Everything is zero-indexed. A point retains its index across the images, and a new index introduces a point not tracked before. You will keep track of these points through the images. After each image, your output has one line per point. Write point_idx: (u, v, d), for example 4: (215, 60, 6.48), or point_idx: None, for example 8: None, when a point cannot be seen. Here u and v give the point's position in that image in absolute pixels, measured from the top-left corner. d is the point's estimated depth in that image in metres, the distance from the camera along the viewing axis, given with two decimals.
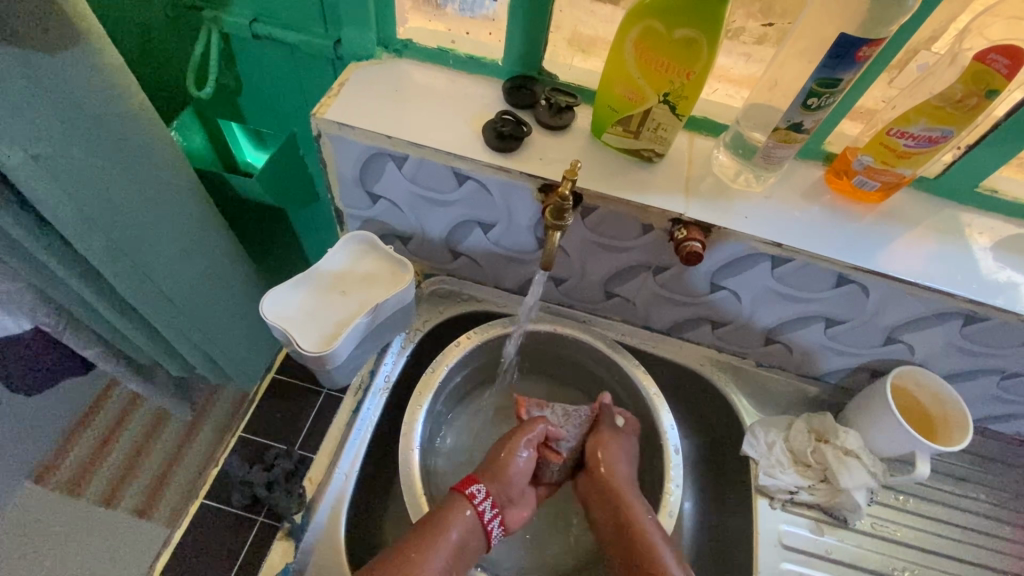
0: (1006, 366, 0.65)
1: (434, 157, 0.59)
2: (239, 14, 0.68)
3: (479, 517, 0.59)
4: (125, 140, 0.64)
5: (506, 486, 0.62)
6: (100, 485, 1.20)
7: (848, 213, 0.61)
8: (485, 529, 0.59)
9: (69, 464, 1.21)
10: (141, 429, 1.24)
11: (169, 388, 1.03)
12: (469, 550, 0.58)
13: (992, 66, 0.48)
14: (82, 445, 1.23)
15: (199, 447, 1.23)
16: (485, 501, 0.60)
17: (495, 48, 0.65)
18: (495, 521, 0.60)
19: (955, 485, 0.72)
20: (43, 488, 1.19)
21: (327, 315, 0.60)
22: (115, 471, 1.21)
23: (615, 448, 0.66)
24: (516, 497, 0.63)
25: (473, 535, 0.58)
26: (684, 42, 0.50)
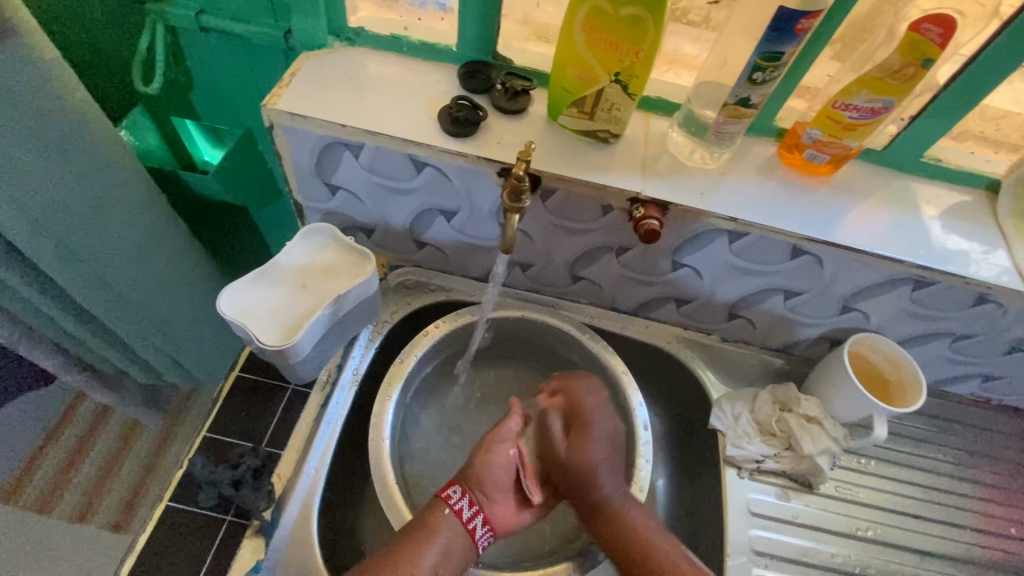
0: (956, 328, 0.67)
1: (391, 144, 0.59)
2: (184, 6, 0.66)
3: (458, 516, 0.59)
4: (69, 139, 0.61)
5: (486, 488, 0.61)
6: (72, 500, 1.18)
7: (800, 186, 0.63)
8: (468, 530, 0.59)
9: (36, 482, 1.18)
10: (112, 441, 1.21)
11: (137, 397, 1.01)
12: (457, 550, 0.57)
13: (926, 35, 0.50)
14: (48, 461, 1.18)
15: (175, 455, 1.21)
16: (462, 500, 0.60)
17: (449, 35, 0.64)
18: (478, 520, 0.60)
19: (913, 445, 0.74)
20: (10, 508, 1.15)
21: (287, 310, 0.59)
22: (87, 485, 1.19)
23: (582, 454, 0.62)
24: (497, 492, 0.62)
25: (457, 535, 0.58)
26: (631, 20, 0.50)
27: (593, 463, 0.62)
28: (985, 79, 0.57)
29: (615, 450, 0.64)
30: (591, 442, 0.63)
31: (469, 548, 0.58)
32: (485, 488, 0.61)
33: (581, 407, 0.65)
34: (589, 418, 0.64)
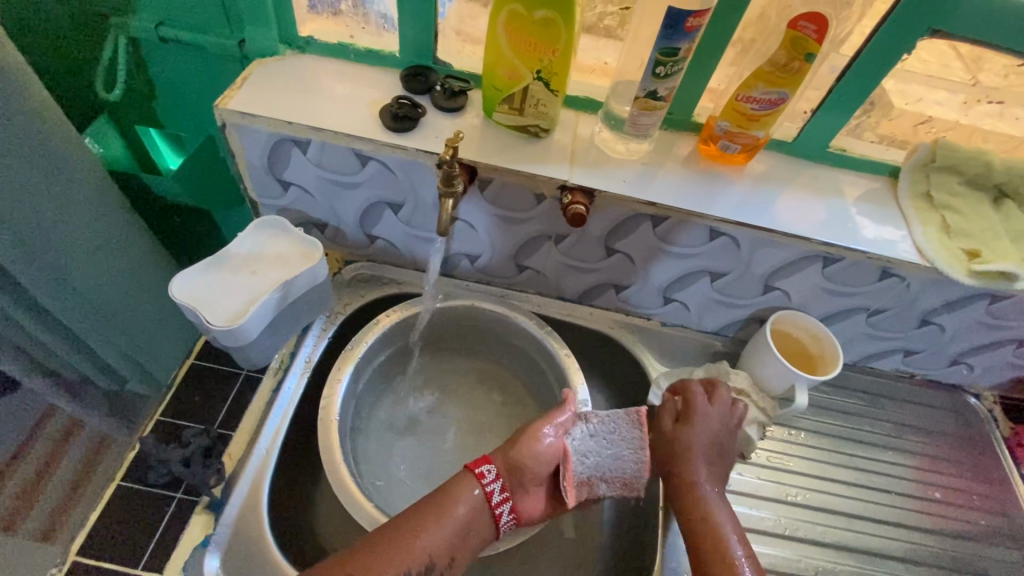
0: (870, 303, 0.73)
1: (336, 140, 0.64)
2: (145, 19, 0.71)
3: (486, 497, 0.61)
4: (33, 138, 0.65)
5: (523, 475, 0.62)
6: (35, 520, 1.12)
7: (716, 175, 0.68)
8: (494, 513, 0.61)
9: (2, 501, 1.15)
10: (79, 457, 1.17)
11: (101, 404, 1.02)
12: (475, 531, 0.60)
13: (803, 32, 0.56)
14: (18, 477, 1.18)
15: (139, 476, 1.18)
16: (494, 483, 0.62)
17: (391, 43, 0.70)
18: (506, 505, 0.62)
19: (842, 418, 0.79)
20: None
21: (235, 294, 0.62)
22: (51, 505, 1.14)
23: (680, 434, 0.66)
24: (531, 482, 0.63)
25: (482, 515, 0.60)
26: (544, 22, 0.56)
27: (693, 444, 0.65)
28: (869, 73, 0.63)
29: (713, 446, 0.65)
30: (688, 428, 0.66)
31: (491, 527, 0.61)
32: (522, 475, 0.62)
33: (698, 402, 0.67)
34: (693, 409, 0.67)
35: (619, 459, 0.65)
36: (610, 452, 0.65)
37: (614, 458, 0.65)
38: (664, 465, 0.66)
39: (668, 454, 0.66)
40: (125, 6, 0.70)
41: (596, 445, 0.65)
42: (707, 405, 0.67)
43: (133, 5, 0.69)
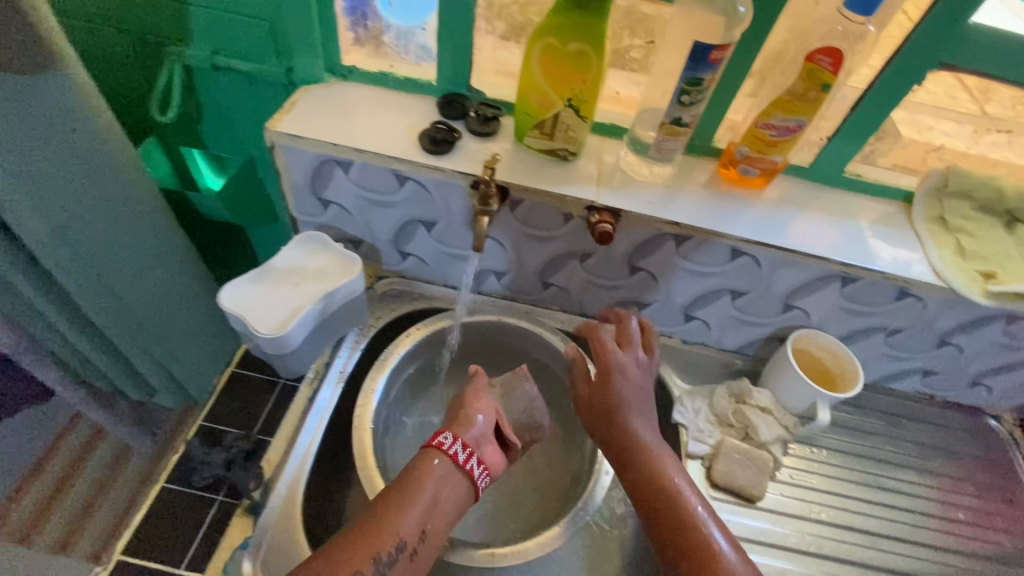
0: (888, 322, 0.74)
1: (377, 161, 0.68)
2: (200, 49, 0.76)
3: (453, 459, 0.59)
4: (95, 154, 0.69)
5: (475, 433, 0.62)
6: (53, 531, 1.20)
7: (736, 197, 0.72)
8: (465, 471, 0.60)
9: (16, 517, 1.19)
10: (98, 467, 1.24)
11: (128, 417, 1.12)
12: (446, 500, 0.58)
13: (819, 64, 0.59)
14: (33, 494, 1.21)
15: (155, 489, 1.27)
16: (454, 445, 0.60)
17: (428, 72, 0.74)
18: (474, 461, 0.60)
19: (864, 437, 0.80)
20: None
21: (279, 305, 0.65)
22: (67, 518, 1.21)
23: (609, 384, 0.66)
24: (485, 438, 0.63)
25: (452, 478, 0.59)
26: (577, 54, 0.59)
27: (623, 396, 0.66)
28: (884, 102, 0.66)
29: (647, 403, 0.67)
30: (617, 379, 0.66)
31: (462, 490, 0.59)
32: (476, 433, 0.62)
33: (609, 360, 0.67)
34: (614, 364, 0.67)
35: (532, 414, 0.68)
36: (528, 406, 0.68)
37: (527, 413, 0.68)
38: (620, 459, 0.64)
39: (631, 447, 0.64)
40: (183, 37, 0.75)
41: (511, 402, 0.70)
42: (627, 357, 0.68)
43: (189, 35, 0.74)
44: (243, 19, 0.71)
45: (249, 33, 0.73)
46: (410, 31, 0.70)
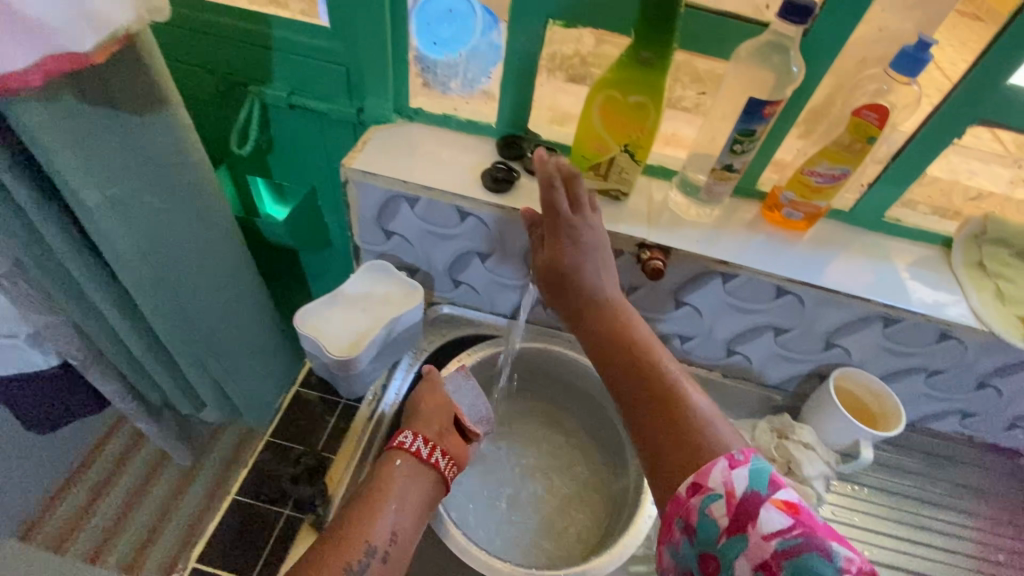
0: (928, 363, 0.76)
1: (442, 197, 0.73)
2: (278, 89, 0.82)
3: (417, 456, 0.64)
4: (188, 185, 0.73)
5: (437, 428, 0.67)
6: (88, 539, 1.28)
7: (779, 239, 0.75)
8: (431, 463, 0.64)
9: (54, 522, 1.31)
10: (136, 477, 1.37)
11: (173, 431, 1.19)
12: (415, 496, 0.62)
13: (865, 119, 0.63)
14: (69, 502, 1.33)
15: (189, 499, 1.34)
16: (416, 442, 0.65)
17: (489, 115, 0.80)
18: (437, 453, 0.65)
19: (903, 475, 0.82)
20: (29, 544, 1.26)
21: (349, 329, 0.71)
22: (103, 526, 1.30)
23: (570, 256, 0.64)
24: (445, 431, 0.68)
25: (420, 474, 0.63)
26: (637, 105, 0.64)
27: (587, 252, 0.64)
28: (926, 152, 0.70)
29: (607, 258, 0.65)
30: (587, 230, 0.64)
31: (433, 482, 0.64)
32: (437, 429, 0.67)
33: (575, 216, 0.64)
34: (576, 238, 0.64)
35: (481, 408, 0.75)
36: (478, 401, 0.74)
37: (479, 408, 0.74)
38: (619, 357, 0.61)
39: (631, 343, 0.62)
40: (264, 78, 0.81)
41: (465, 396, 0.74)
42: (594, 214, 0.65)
43: (270, 77, 0.81)
44: (322, 64, 0.77)
45: (326, 77, 0.79)
46: (478, 78, 0.77)
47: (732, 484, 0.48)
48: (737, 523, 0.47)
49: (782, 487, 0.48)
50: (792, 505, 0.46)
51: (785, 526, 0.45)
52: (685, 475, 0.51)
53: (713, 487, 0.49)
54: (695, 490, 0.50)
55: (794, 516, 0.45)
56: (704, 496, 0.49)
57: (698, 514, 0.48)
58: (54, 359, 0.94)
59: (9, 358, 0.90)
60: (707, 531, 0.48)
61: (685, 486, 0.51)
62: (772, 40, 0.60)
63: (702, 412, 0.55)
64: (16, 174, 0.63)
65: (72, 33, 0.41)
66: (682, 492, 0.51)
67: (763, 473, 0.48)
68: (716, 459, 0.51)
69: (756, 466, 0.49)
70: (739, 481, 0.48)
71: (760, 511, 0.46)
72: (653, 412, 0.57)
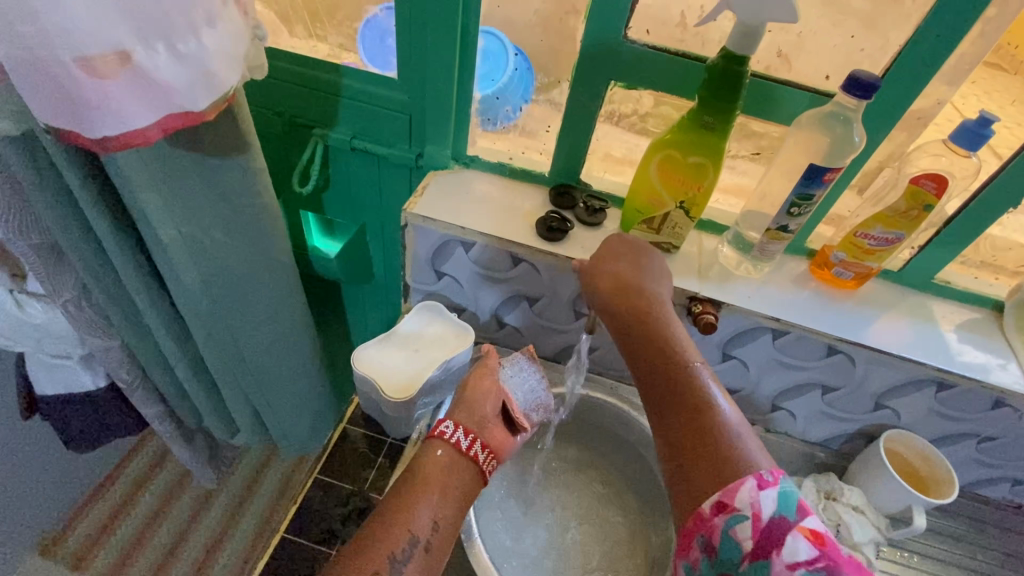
0: (981, 430, 0.75)
1: (497, 243, 0.74)
2: (342, 132, 0.85)
3: (456, 447, 0.61)
4: (258, 223, 0.75)
5: (479, 417, 0.64)
6: (106, 558, 1.27)
7: (829, 297, 0.75)
8: (469, 455, 0.61)
9: (72, 540, 1.29)
10: (157, 495, 1.36)
11: (202, 453, 1.19)
12: (457, 489, 0.59)
13: (923, 187, 0.64)
14: (91, 518, 1.32)
15: (209, 522, 1.33)
16: (457, 432, 0.62)
17: (544, 164, 0.82)
18: (477, 445, 0.62)
19: (953, 544, 0.79)
20: (47, 560, 1.25)
21: (402, 368, 0.74)
22: (121, 546, 1.28)
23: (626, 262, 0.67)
24: (489, 419, 0.65)
25: (458, 466, 0.60)
26: (696, 165, 0.66)
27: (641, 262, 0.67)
28: (979, 220, 0.70)
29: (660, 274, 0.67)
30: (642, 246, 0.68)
31: (473, 474, 0.61)
32: (479, 418, 0.64)
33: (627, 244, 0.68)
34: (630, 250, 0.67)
35: (537, 392, 0.72)
36: (532, 385, 0.72)
37: (533, 393, 0.72)
38: (648, 362, 0.61)
39: (661, 345, 0.61)
40: (330, 122, 0.85)
41: (519, 383, 0.71)
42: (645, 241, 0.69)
43: (335, 121, 0.85)
44: (387, 111, 0.81)
45: (389, 123, 0.82)
46: (507, 114, 0.80)
47: (760, 505, 0.49)
48: (762, 547, 0.48)
49: (810, 514, 0.49)
50: (819, 534, 0.47)
51: (809, 553, 0.46)
52: (709, 491, 0.52)
53: (740, 507, 0.49)
54: (720, 509, 0.50)
55: (819, 547, 0.46)
56: (729, 516, 0.50)
57: (721, 534, 0.49)
58: (102, 380, 0.96)
59: (61, 379, 0.93)
60: (730, 552, 0.49)
61: (709, 504, 0.51)
62: (835, 111, 0.61)
63: (729, 423, 0.55)
64: (99, 209, 0.66)
65: (191, 94, 0.48)
66: (705, 508, 0.51)
67: (792, 498, 0.49)
68: (744, 477, 0.51)
69: (785, 490, 0.50)
70: (767, 502, 0.49)
71: (787, 538, 0.47)
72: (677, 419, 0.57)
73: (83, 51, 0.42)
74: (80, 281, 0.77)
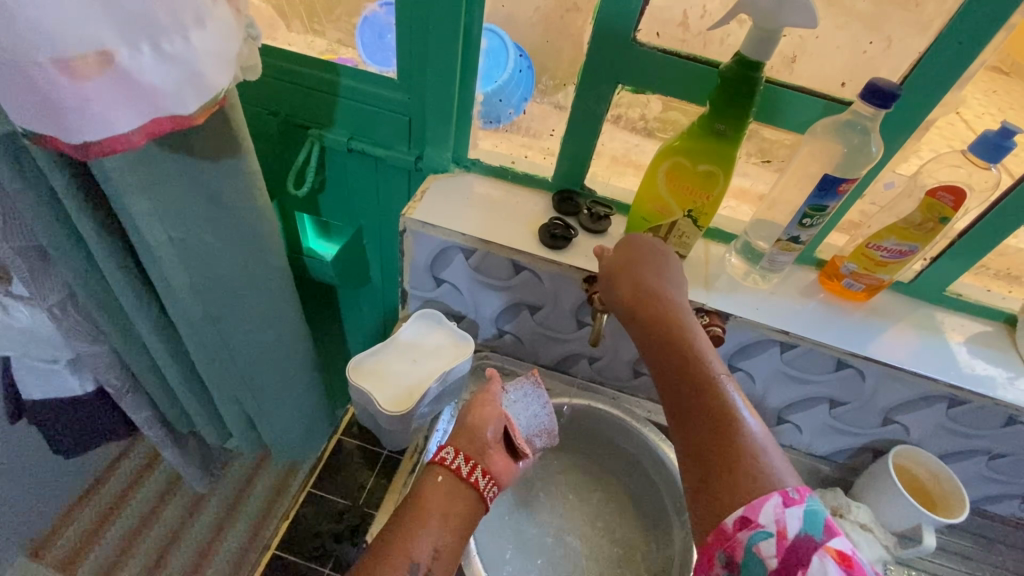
0: (992, 447, 0.73)
1: (499, 251, 0.72)
2: (339, 133, 0.83)
3: (456, 474, 0.59)
4: (250, 225, 0.73)
5: (479, 442, 0.62)
6: (95, 563, 1.24)
7: (839, 309, 0.73)
8: (470, 481, 0.59)
9: (62, 544, 1.27)
10: (148, 499, 1.33)
11: (193, 457, 1.17)
12: (457, 514, 0.57)
13: (940, 200, 0.62)
14: (80, 522, 1.29)
15: (200, 526, 1.31)
16: (457, 458, 0.60)
17: (547, 168, 0.80)
18: (478, 472, 0.60)
19: (960, 562, 0.78)
20: (35, 565, 1.23)
21: (399, 379, 0.72)
22: (110, 550, 1.26)
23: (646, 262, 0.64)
24: (489, 445, 0.63)
25: (458, 492, 0.58)
26: (706, 173, 0.64)
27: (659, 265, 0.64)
28: (994, 233, 0.68)
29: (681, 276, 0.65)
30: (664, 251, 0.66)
31: (475, 501, 0.59)
32: (479, 443, 0.62)
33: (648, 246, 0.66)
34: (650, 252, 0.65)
35: (541, 418, 0.68)
36: (536, 411, 0.68)
37: (537, 418, 0.68)
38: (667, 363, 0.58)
39: (685, 353, 0.58)
40: (327, 122, 0.82)
41: (521, 408, 0.68)
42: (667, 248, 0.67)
43: (332, 121, 0.82)
44: (385, 112, 0.79)
45: (388, 124, 0.80)
46: (504, 112, 0.77)
47: (785, 523, 0.47)
48: (786, 566, 0.46)
49: (838, 535, 0.47)
50: (847, 556, 0.45)
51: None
52: (732, 504, 0.49)
53: (764, 523, 0.47)
54: (744, 524, 0.48)
55: (847, 569, 0.44)
56: (753, 532, 0.47)
57: (744, 550, 0.47)
58: (89, 385, 0.93)
59: (48, 383, 0.89)
60: (754, 569, 0.47)
61: (731, 517, 0.48)
62: (851, 119, 0.60)
63: (755, 436, 0.52)
64: (85, 213, 0.63)
65: (179, 96, 0.46)
66: (729, 524, 0.49)
67: (819, 516, 0.47)
68: (768, 492, 0.48)
69: (812, 507, 0.48)
70: (793, 521, 0.47)
71: (813, 559, 0.45)
72: (701, 431, 0.54)
73: (62, 51, 0.39)
74: (66, 286, 0.74)
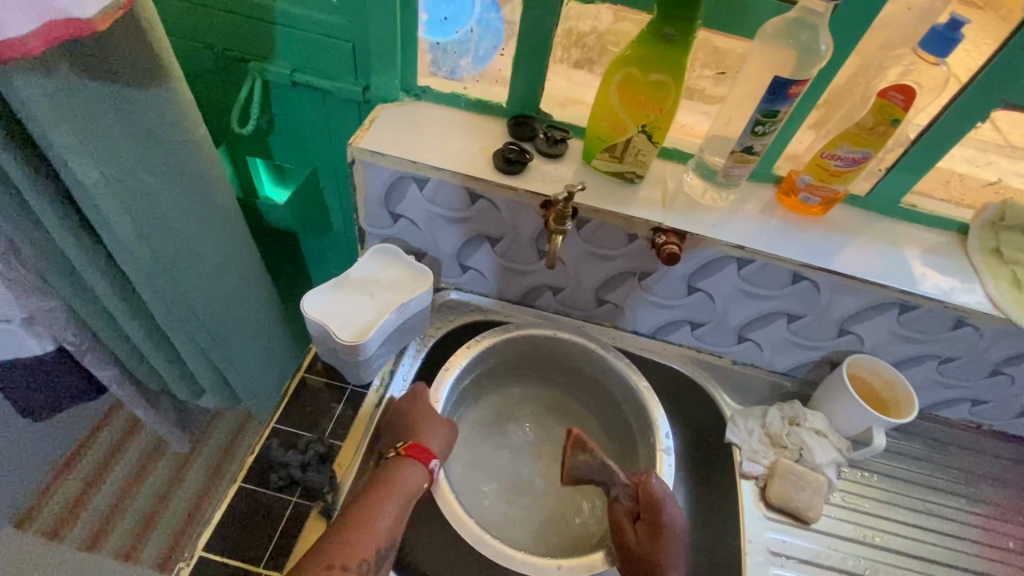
0: (943, 351, 0.75)
1: (451, 178, 0.70)
2: (281, 65, 0.79)
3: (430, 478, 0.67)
4: (185, 156, 0.71)
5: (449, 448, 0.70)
6: (85, 526, 1.26)
7: (796, 223, 0.73)
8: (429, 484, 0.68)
9: (49, 511, 1.27)
10: (132, 462, 1.34)
11: (171, 416, 1.16)
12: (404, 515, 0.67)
13: (891, 100, 0.62)
14: (66, 489, 1.29)
15: (188, 484, 1.32)
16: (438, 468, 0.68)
17: (500, 93, 0.77)
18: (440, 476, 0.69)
19: (910, 462, 0.82)
20: (25, 533, 1.24)
21: (356, 312, 0.71)
22: (100, 513, 1.27)
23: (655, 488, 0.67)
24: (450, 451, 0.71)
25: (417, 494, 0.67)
26: (657, 84, 0.62)
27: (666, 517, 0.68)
28: (945, 137, 0.68)
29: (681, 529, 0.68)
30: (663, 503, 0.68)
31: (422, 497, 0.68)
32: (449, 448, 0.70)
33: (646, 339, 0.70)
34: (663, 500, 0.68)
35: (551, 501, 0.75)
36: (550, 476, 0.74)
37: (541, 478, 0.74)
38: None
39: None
40: (267, 53, 0.78)
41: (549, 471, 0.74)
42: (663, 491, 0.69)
43: (272, 52, 0.78)
44: (326, 38, 0.75)
45: (330, 52, 0.76)
46: (465, 43, 0.74)
47: None
48: None
49: None
50: None
51: None
52: None
53: None
54: None
55: None
56: None
57: None
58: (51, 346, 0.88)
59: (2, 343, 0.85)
60: None
61: None
62: (800, 17, 0.58)
63: None
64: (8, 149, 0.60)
65: None
66: None
67: None
68: None
69: None
70: None
71: None
72: None
73: None
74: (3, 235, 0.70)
